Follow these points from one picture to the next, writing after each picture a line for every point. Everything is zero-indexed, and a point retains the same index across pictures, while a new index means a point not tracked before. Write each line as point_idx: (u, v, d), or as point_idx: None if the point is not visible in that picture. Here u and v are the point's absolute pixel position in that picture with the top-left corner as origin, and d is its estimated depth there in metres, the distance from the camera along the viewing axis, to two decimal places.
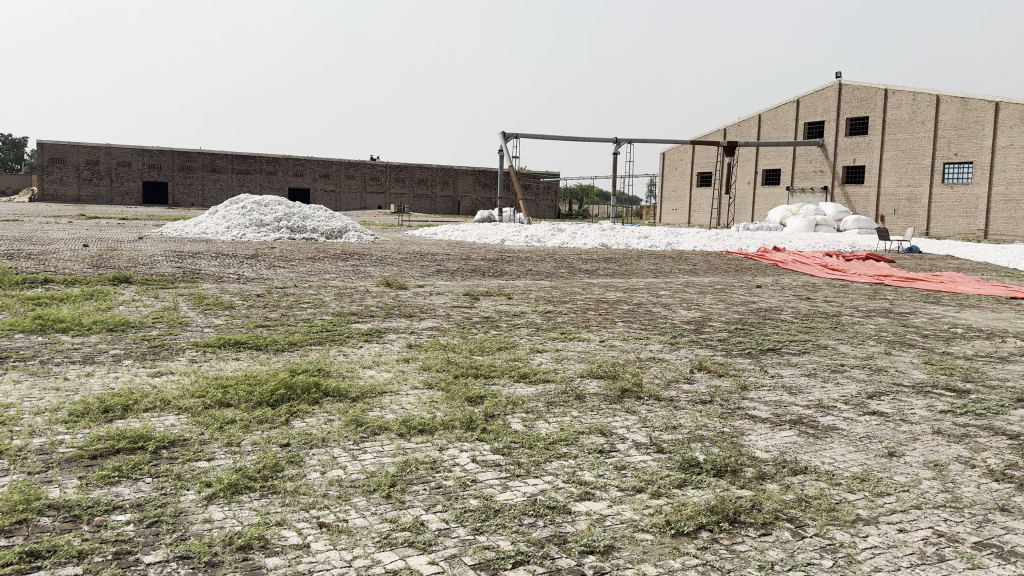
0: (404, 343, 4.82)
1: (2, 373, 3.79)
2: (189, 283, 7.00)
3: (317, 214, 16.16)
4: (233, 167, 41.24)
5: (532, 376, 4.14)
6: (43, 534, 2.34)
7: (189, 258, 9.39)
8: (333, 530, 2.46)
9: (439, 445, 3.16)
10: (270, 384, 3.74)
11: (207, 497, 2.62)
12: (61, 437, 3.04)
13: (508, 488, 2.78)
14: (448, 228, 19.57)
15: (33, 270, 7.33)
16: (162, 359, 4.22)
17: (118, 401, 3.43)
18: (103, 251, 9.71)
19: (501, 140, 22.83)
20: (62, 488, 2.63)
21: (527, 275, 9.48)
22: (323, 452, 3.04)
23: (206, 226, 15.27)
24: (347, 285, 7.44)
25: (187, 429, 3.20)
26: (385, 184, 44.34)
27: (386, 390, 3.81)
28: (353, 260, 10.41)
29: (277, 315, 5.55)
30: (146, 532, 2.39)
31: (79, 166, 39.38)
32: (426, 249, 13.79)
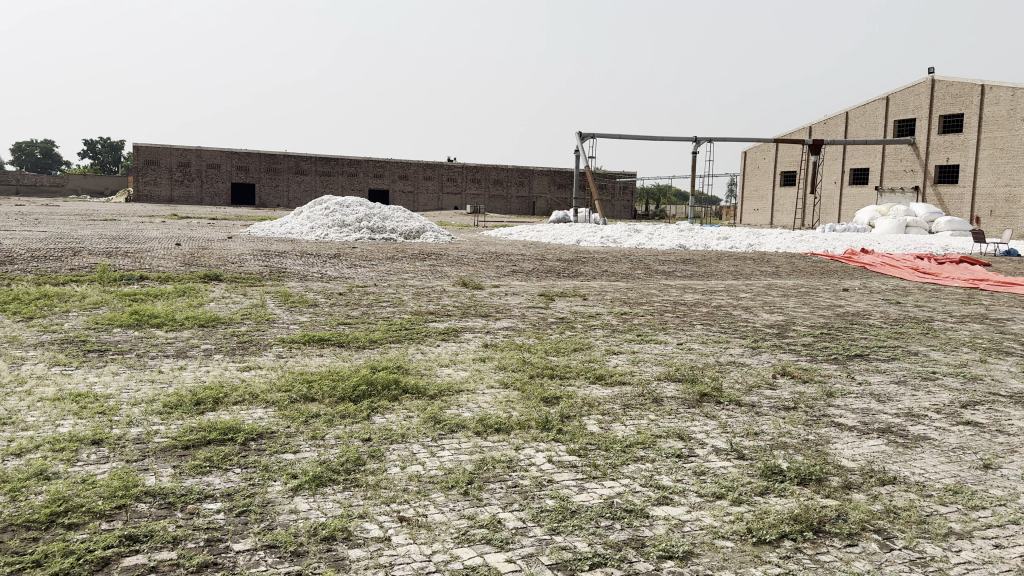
0: (480, 342, 4.86)
1: (103, 365, 4.00)
2: (275, 280, 7.23)
3: (395, 215, 16.41)
4: (314, 169, 42.40)
5: (608, 378, 4.11)
6: (141, 519, 2.45)
7: (275, 257, 9.70)
8: (412, 524, 2.50)
9: (516, 444, 3.17)
10: (352, 380, 3.83)
11: (292, 489, 2.70)
12: (156, 428, 3.18)
13: (584, 490, 2.77)
14: (522, 229, 19.65)
15: (131, 267, 7.70)
16: (251, 353, 4.38)
17: (210, 394, 3.57)
18: (195, 250, 10.13)
19: (577, 140, 22.80)
20: (157, 476, 2.75)
21: (603, 276, 9.43)
22: (403, 448, 3.10)
23: (290, 226, 15.76)
24: (424, 284, 7.56)
25: (274, 422, 3.31)
26: (461, 185, 44.81)
27: (463, 389, 3.85)
28: (431, 260, 10.54)
29: (360, 313, 5.68)
30: (235, 520, 2.48)
31: (172, 168, 41.10)
32: (502, 249, 13.86)
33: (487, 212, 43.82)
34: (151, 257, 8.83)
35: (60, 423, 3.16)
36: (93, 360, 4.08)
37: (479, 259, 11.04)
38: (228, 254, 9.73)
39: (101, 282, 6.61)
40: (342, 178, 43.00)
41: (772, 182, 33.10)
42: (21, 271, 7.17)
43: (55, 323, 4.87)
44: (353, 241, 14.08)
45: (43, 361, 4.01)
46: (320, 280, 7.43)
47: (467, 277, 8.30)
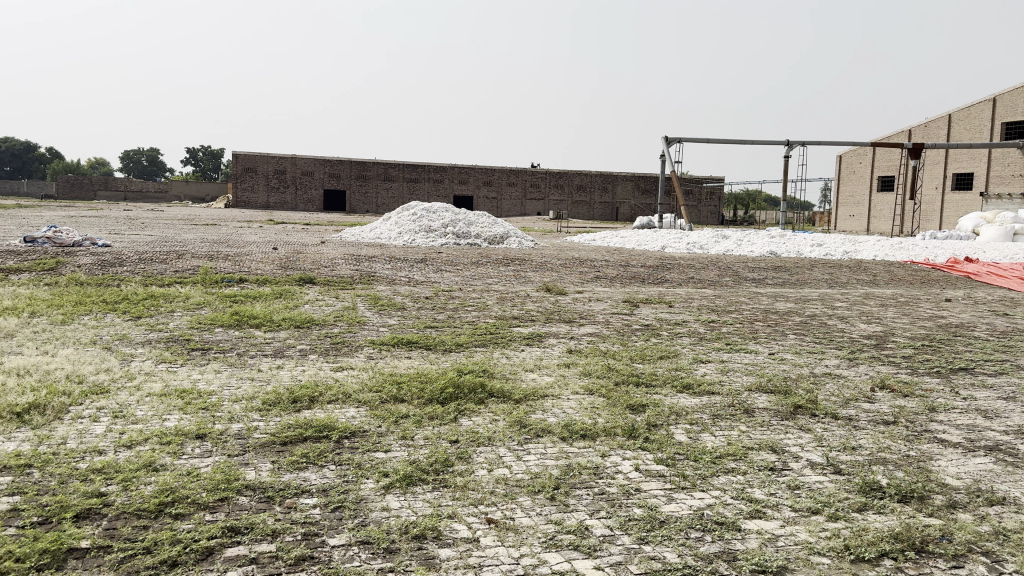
0: (565, 348, 4.86)
1: (205, 363, 4.18)
2: (365, 284, 7.42)
3: (480, 221, 16.57)
4: (402, 176, 43.35)
5: (696, 387, 4.04)
6: (242, 511, 2.56)
7: (366, 261, 9.94)
8: (500, 527, 2.53)
9: (602, 451, 3.16)
10: (439, 382, 3.90)
11: (384, 486, 2.77)
12: (255, 424, 3.31)
13: (673, 500, 2.74)
14: (605, 235, 19.51)
15: (232, 270, 8.03)
16: (343, 354, 4.51)
17: (305, 392, 3.69)
18: (290, 254, 10.48)
19: (663, 144, 22.54)
20: (257, 471, 2.86)
21: (690, 283, 9.30)
22: (490, 451, 3.13)
23: (379, 232, 16.13)
24: (510, 289, 7.61)
25: (366, 421, 3.40)
26: (544, 191, 44.92)
27: (548, 394, 3.86)
28: (516, 265, 10.60)
29: (446, 317, 5.76)
30: (331, 516, 2.56)
31: (269, 176, 42.39)
32: (586, 255, 13.81)
33: (570, 218, 43.81)
34: (248, 261, 9.20)
35: (168, 417, 3.33)
36: (195, 358, 4.27)
37: (563, 265, 11.05)
38: (322, 259, 10.03)
39: (203, 284, 6.93)
40: (428, 185, 43.83)
41: (869, 188, 31.96)
42: (130, 272, 7.55)
43: (161, 322, 5.13)
44: (440, 247, 14.28)
45: (151, 358, 4.22)
46: (408, 285, 7.58)
47: (550, 283, 8.33)
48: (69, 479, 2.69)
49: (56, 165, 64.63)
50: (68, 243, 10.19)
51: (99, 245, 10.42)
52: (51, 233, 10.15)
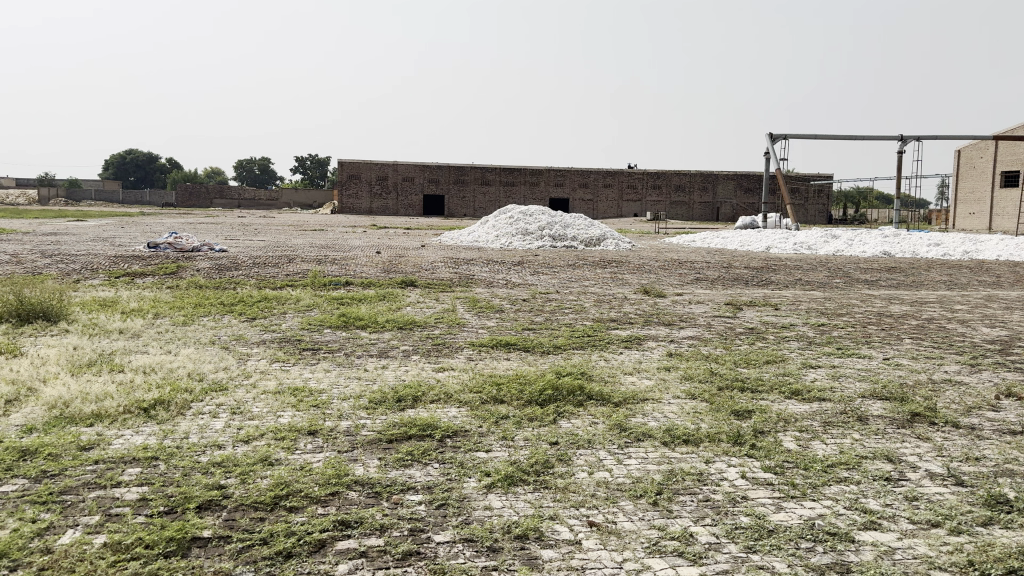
0: (665, 352, 4.80)
1: (315, 362, 4.36)
2: (464, 287, 7.55)
3: (577, 222, 16.55)
4: (500, 179, 43.84)
5: (805, 393, 3.92)
6: (352, 506, 2.65)
7: (464, 264, 10.12)
8: (603, 530, 2.53)
9: (706, 457, 3.11)
10: (538, 384, 3.93)
11: (486, 486, 2.82)
12: (363, 421, 3.43)
13: (782, 509, 2.67)
14: (704, 236, 19.13)
15: (339, 273, 8.33)
16: (445, 355, 4.61)
17: (409, 392, 3.80)
18: (392, 258, 10.75)
19: (767, 141, 21.92)
20: (365, 467, 2.97)
21: (797, 285, 9.00)
22: (590, 454, 3.13)
23: (477, 235, 16.36)
24: (607, 291, 7.58)
25: (468, 421, 3.46)
26: (642, 192, 44.37)
27: (649, 398, 3.83)
28: (614, 267, 10.54)
29: (543, 319, 5.80)
30: (436, 513, 2.62)
31: (372, 182, 43.80)
32: (686, 256, 13.58)
33: (669, 218, 43.11)
34: (353, 264, 9.54)
35: (281, 414, 3.49)
36: (306, 358, 4.46)
37: (662, 267, 10.90)
38: (423, 262, 10.28)
39: (312, 286, 7.21)
40: (526, 188, 44.09)
41: (991, 183, 30.05)
42: (244, 276, 7.97)
43: (274, 323, 5.38)
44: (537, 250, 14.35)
45: (265, 357, 4.44)
46: (506, 287, 7.66)
47: (648, 285, 8.23)
48: (192, 471, 2.85)
49: (178, 175, 68.91)
50: (188, 249, 10.80)
51: (216, 250, 11.01)
52: (172, 239, 10.78)
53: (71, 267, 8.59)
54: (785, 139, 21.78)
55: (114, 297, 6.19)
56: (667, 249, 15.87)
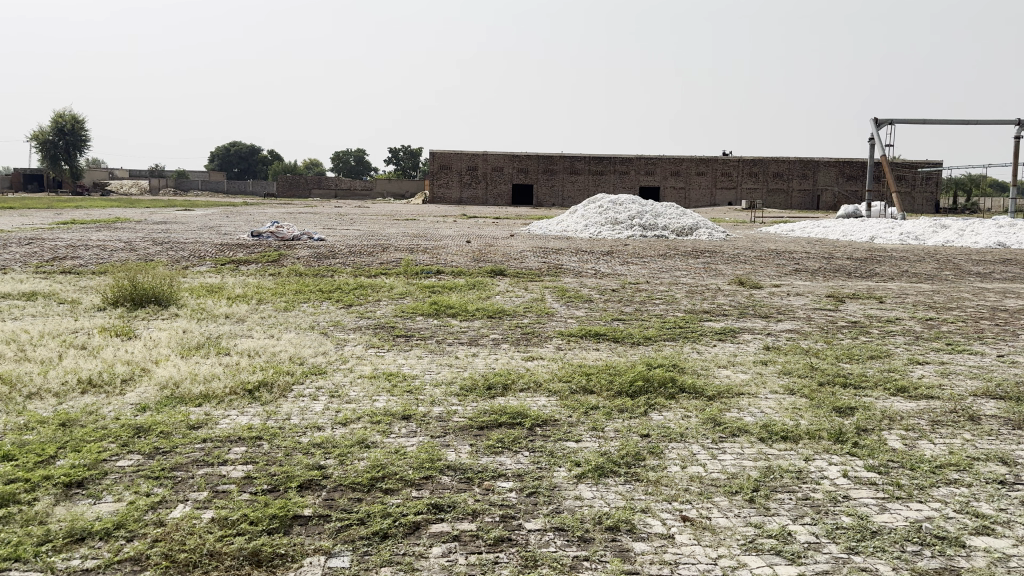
0: (761, 345, 4.66)
1: (408, 349, 4.44)
2: (553, 276, 7.54)
3: (668, 212, 16.27)
4: (589, 168, 43.56)
5: (912, 391, 3.73)
6: (445, 490, 2.69)
7: (553, 254, 10.11)
8: (696, 525, 2.48)
9: (805, 455, 3.01)
10: (629, 375, 3.89)
11: (577, 476, 2.80)
12: (454, 408, 3.48)
13: (887, 510, 2.55)
14: (804, 224, 18.48)
15: (430, 262, 8.46)
16: (534, 344, 4.62)
17: (500, 380, 3.82)
18: (482, 247, 10.85)
19: (872, 126, 20.95)
20: (457, 452, 3.00)
21: (903, 277, 8.58)
22: (683, 447, 3.07)
23: (567, 224, 16.31)
24: (699, 282, 7.43)
25: (557, 410, 3.46)
26: (736, 181, 43.14)
27: (744, 392, 3.72)
28: (707, 258, 10.30)
29: (633, 310, 5.73)
30: (527, 500, 2.63)
31: (462, 172, 44.36)
32: (784, 247, 13.14)
33: (765, 207, 41.80)
34: (445, 253, 9.66)
35: (376, 398, 3.57)
36: (400, 344, 4.55)
37: (758, 257, 10.59)
38: (512, 251, 10.34)
39: (405, 275, 7.34)
40: (616, 176, 43.61)
41: None
42: (342, 264, 8.19)
43: (369, 310, 5.51)
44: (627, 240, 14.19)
45: (361, 343, 4.56)
46: (595, 277, 7.61)
47: (744, 276, 8.01)
48: (293, 451, 2.96)
49: (277, 167, 71.64)
50: (288, 237, 11.21)
51: (314, 239, 11.37)
52: (274, 228, 11.22)
53: (181, 255, 9.03)
54: (892, 124, 20.76)
55: (220, 284, 6.47)
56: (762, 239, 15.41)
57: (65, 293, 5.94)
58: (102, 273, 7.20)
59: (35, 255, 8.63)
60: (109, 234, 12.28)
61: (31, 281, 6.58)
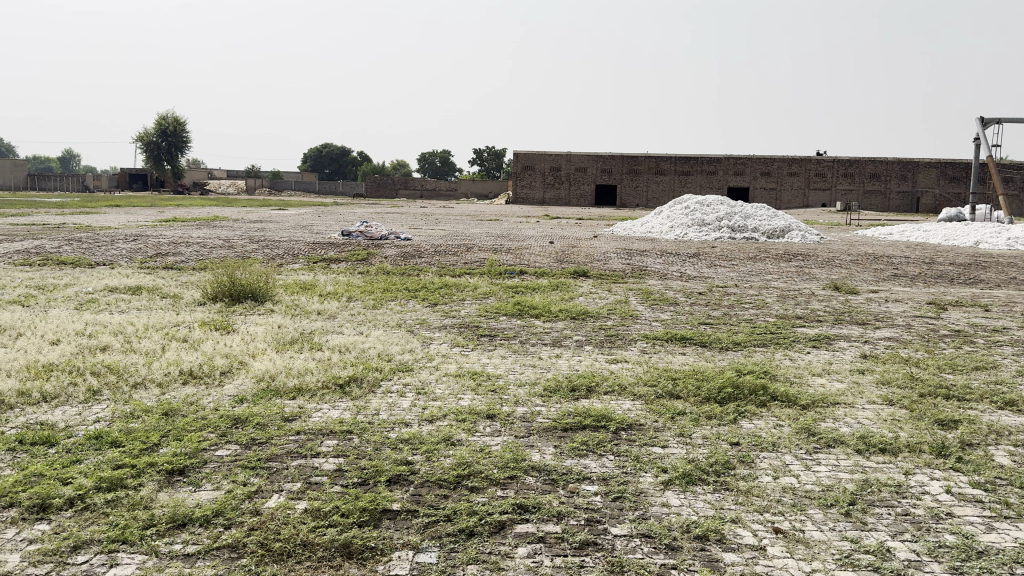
0: (857, 353, 4.49)
1: (492, 348, 4.47)
2: (637, 278, 7.46)
3: (758, 213, 15.85)
4: (675, 168, 42.90)
5: (1022, 405, 3.52)
6: (530, 491, 2.69)
7: (637, 255, 10.00)
8: (789, 538, 2.40)
9: (905, 469, 2.87)
10: (717, 381, 3.80)
11: (663, 482, 2.75)
12: (538, 408, 3.47)
13: (994, 530, 2.41)
14: (903, 228, 17.70)
15: (514, 263, 8.49)
16: (618, 347, 4.57)
17: (584, 382, 3.80)
18: (565, 248, 10.82)
19: (979, 125, 19.91)
20: (542, 453, 3.00)
21: (1013, 284, 8.11)
22: (775, 457, 2.98)
23: (652, 225, 16.11)
24: (790, 286, 7.22)
25: (642, 414, 3.41)
26: (831, 181, 41.66)
27: (840, 401, 3.59)
28: (800, 261, 9.99)
29: (720, 314, 5.61)
30: (612, 505, 2.60)
31: (545, 172, 44.48)
32: (881, 250, 12.61)
33: (861, 209, 40.21)
34: (529, 254, 9.68)
35: (462, 396, 3.60)
36: (484, 343, 4.59)
37: (854, 261, 10.19)
38: (595, 252, 10.27)
39: (489, 275, 7.39)
40: (704, 176, 42.69)
41: None
42: (428, 263, 8.32)
43: (454, 309, 5.57)
44: (714, 242, 13.92)
45: (447, 341, 4.61)
46: (680, 280, 7.48)
47: (839, 281, 7.73)
48: (381, 446, 3.01)
49: (364, 169, 73.47)
50: (377, 236, 11.46)
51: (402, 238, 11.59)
52: (363, 227, 11.50)
53: (275, 252, 9.36)
54: (1000, 122, 19.69)
55: (312, 281, 6.66)
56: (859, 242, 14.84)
57: (168, 288, 6.23)
58: (204, 269, 7.53)
59: (141, 251, 9.09)
60: (208, 232, 12.82)
61: (138, 276, 6.94)
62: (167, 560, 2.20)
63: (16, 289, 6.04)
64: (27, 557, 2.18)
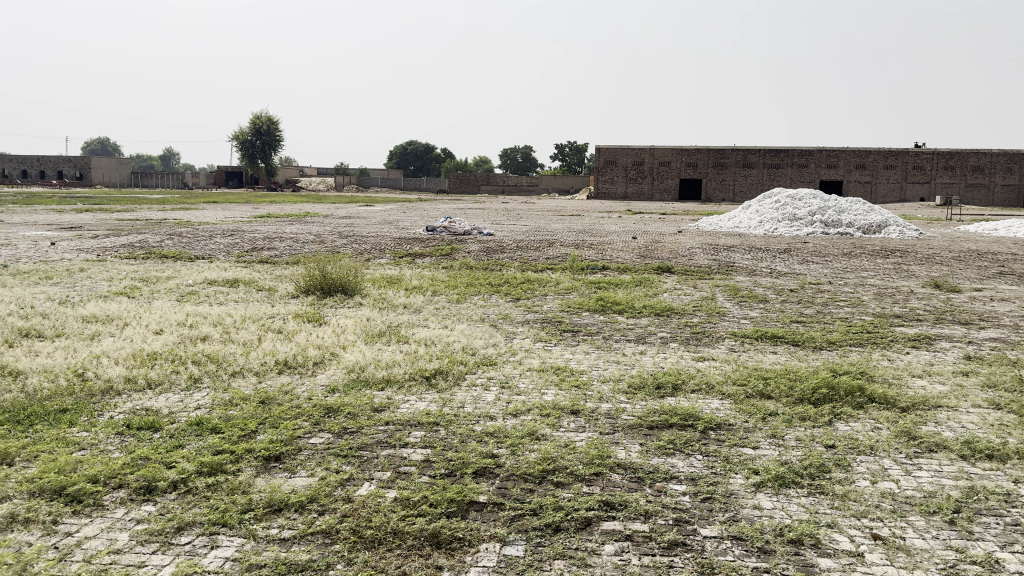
0: (961, 354, 4.28)
1: (576, 344, 4.47)
2: (724, 275, 7.29)
3: (853, 208, 15.29)
4: (764, 161, 41.71)
5: None
6: (616, 488, 2.67)
7: (724, 251, 9.78)
8: (890, 545, 2.30)
9: (1015, 476, 2.72)
10: (811, 381, 3.68)
11: (755, 485, 2.69)
12: (623, 405, 3.44)
13: None
14: (1011, 222, 16.78)
15: (596, 258, 8.43)
16: (705, 344, 4.49)
17: (669, 379, 3.75)
18: (648, 244, 10.68)
19: None
20: (628, 451, 2.97)
21: None
22: (873, 461, 2.87)
23: (740, 220, 15.75)
24: (887, 284, 6.93)
25: (731, 414, 3.34)
26: (931, 173, 39.75)
27: (942, 404, 3.43)
28: (898, 257, 9.58)
29: (813, 312, 5.43)
30: (701, 506, 2.55)
31: (628, 167, 44.11)
32: (988, 247, 11.96)
33: (963, 203, 38.24)
34: (611, 250, 9.60)
35: (546, 391, 3.61)
36: (567, 339, 4.58)
37: (957, 258, 9.70)
38: (680, 248, 10.11)
39: (571, 270, 7.38)
40: (792, 170, 41.42)
41: None
42: (512, 258, 8.36)
43: (537, 305, 5.58)
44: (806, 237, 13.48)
45: (530, 336, 4.62)
46: (769, 276, 7.28)
47: (940, 278, 7.38)
48: (467, 438, 3.04)
49: (445, 165, 74.36)
50: (460, 232, 11.59)
51: (484, 233, 11.67)
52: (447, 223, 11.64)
53: (363, 247, 9.59)
54: None
55: (399, 275, 6.78)
56: (963, 238, 14.12)
57: (263, 281, 6.45)
58: (296, 263, 7.77)
59: (237, 246, 9.44)
60: (299, 227, 13.23)
61: (234, 269, 7.22)
62: (263, 543, 2.28)
63: (124, 281, 6.36)
64: (134, 536, 2.30)
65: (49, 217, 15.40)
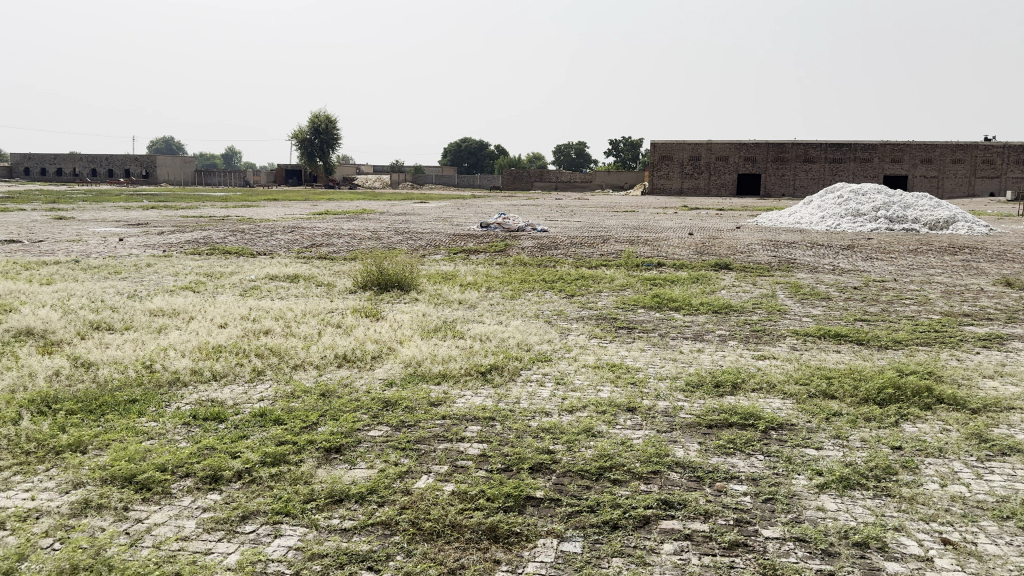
0: None
1: (631, 341, 4.44)
2: (784, 271, 7.16)
3: (920, 203, 14.84)
4: (825, 155, 40.68)
5: None
6: (675, 487, 2.64)
7: (783, 247, 9.60)
8: (960, 550, 2.23)
9: None
10: (876, 381, 3.59)
11: (818, 486, 2.63)
12: (681, 404, 3.41)
13: None
14: None
15: (651, 255, 8.36)
16: (765, 343, 4.41)
17: (728, 377, 3.70)
18: (705, 240, 10.53)
19: None
20: (686, 449, 2.94)
21: None
22: (941, 464, 2.78)
23: (801, 216, 15.43)
24: (955, 281, 6.70)
25: (794, 414, 3.28)
26: (1001, 168, 38.29)
27: (1015, 407, 3.31)
28: (967, 255, 9.25)
29: (878, 310, 5.29)
30: (763, 506, 2.51)
31: (684, 162, 43.63)
32: None
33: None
34: (666, 246, 9.50)
35: (602, 388, 3.59)
36: (622, 336, 4.55)
37: None
38: (738, 244, 9.94)
39: (626, 267, 7.32)
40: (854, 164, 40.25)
41: None
42: (567, 254, 8.35)
43: (592, 301, 5.55)
44: (870, 233, 13.14)
45: (585, 333, 4.61)
46: (831, 273, 7.11)
47: (1014, 277, 7.10)
48: (523, 434, 3.05)
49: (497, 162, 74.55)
50: (513, 228, 11.61)
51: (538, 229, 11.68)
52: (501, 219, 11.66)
53: (419, 244, 9.68)
54: None
55: (454, 271, 6.83)
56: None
57: (322, 276, 6.56)
58: (353, 259, 7.89)
59: (296, 242, 9.63)
60: (354, 223, 13.41)
61: (295, 265, 7.36)
62: (325, 533, 2.32)
63: (188, 276, 6.55)
64: (201, 523, 2.37)
65: (117, 213, 15.90)
